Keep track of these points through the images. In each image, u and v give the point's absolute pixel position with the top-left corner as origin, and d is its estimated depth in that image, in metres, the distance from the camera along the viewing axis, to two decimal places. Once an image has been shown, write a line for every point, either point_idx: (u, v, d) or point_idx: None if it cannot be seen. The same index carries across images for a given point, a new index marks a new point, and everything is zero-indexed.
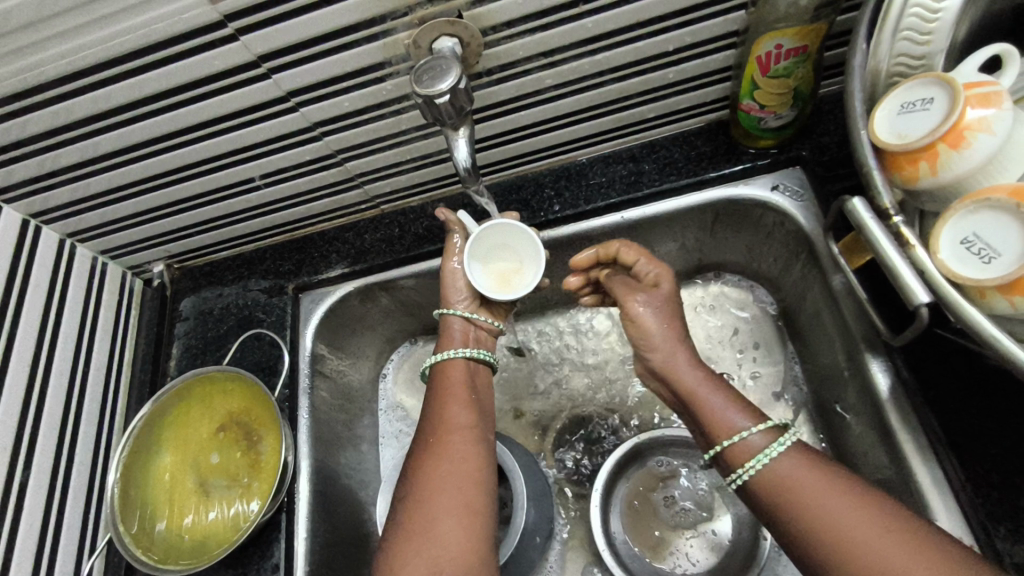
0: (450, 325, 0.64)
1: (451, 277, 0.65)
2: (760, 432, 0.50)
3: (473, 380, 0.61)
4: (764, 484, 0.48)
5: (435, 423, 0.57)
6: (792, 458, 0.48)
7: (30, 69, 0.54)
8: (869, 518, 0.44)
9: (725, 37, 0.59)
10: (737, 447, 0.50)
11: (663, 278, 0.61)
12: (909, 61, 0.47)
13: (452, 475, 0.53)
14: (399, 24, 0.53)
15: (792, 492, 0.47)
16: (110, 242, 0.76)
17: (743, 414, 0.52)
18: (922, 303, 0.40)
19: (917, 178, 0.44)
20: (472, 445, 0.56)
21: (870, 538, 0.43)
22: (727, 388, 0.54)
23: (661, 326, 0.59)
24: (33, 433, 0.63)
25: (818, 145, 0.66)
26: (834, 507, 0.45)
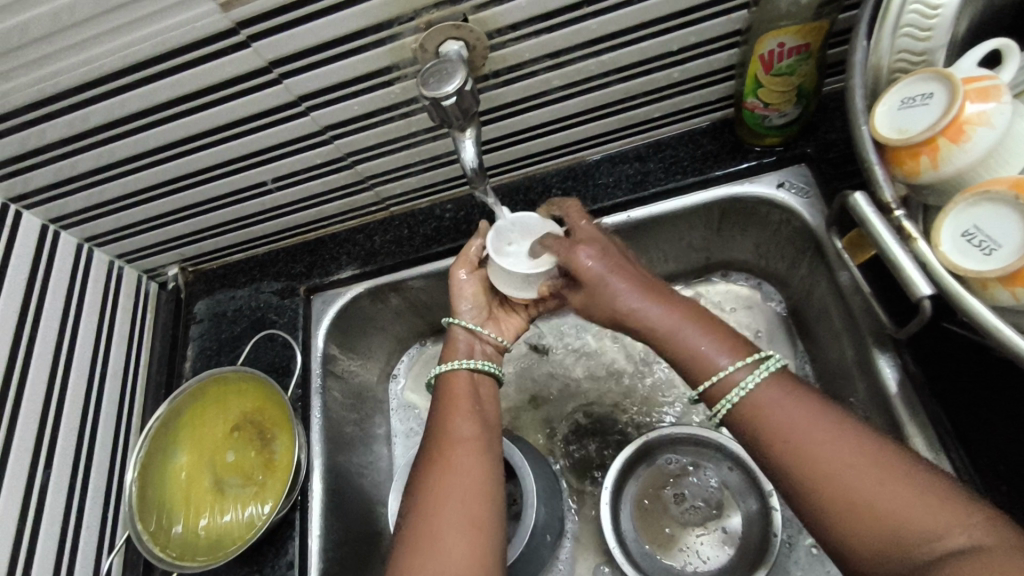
0: (455, 336, 0.64)
1: (460, 290, 0.66)
2: (742, 366, 0.49)
3: (478, 393, 0.60)
4: (751, 423, 0.48)
5: (441, 436, 0.57)
6: (775, 392, 0.48)
7: (48, 79, 0.55)
8: (857, 460, 0.44)
9: (729, 36, 0.60)
10: (721, 382, 0.50)
11: (579, 249, 0.56)
12: (910, 56, 0.47)
13: (458, 490, 0.53)
14: (406, 28, 0.54)
15: (782, 436, 0.46)
16: (126, 246, 0.78)
17: (724, 349, 0.51)
18: (924, 295, 0.40)
19: (919, 172, 0.44)
20: (478, 458, 0.55)
21: (859, 481, 0.43)
22: (706, 322, 0.52)
23: (616, 273, 0.55)
24: (54, 432, 0.65)
25: (824, 142, 0.66)
26: (822, 449, 0.45)
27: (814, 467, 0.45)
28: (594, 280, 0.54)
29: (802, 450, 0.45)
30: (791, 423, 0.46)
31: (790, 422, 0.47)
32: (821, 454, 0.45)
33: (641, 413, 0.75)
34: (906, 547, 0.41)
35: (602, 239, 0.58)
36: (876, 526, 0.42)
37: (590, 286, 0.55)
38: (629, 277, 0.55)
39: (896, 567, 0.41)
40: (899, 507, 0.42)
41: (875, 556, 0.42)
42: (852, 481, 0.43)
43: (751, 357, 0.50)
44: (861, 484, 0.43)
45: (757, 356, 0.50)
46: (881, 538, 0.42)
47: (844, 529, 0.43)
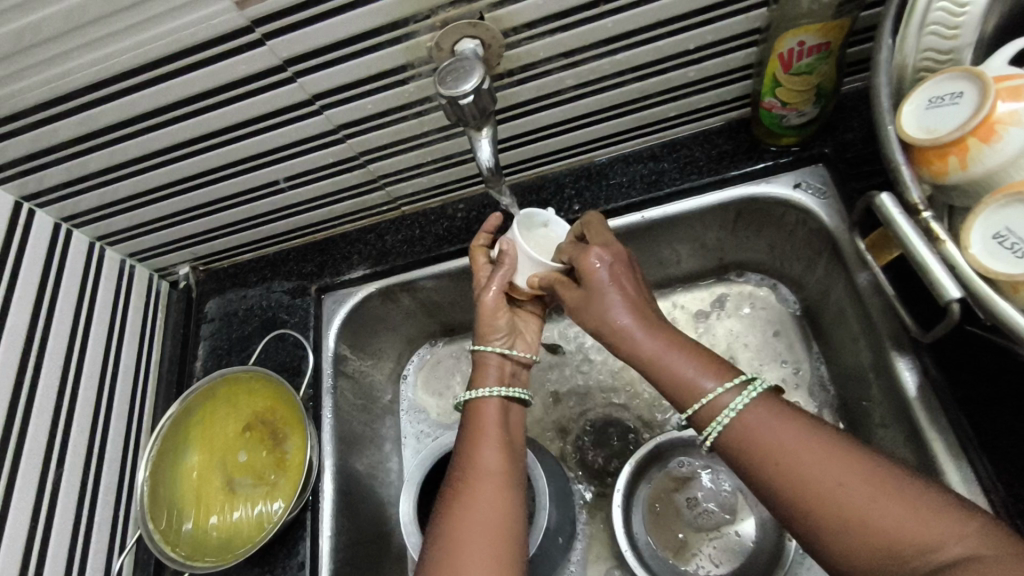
0: (486, 363, 0.62)
1: (490, 311, 0.63)
2: (729, 388, 0.48)
3: (506, 421, 0.59)
4: (740, 444, 0.47)
5: (468, 467, 0.55)
6: (761, 413, 0.47)
7: (61, 78, 0.55)
8: (848, 478, 0.43)
9: (747, 35, 0.59)
10: (710, 405, 0.48)
11: (591, 253, 0.57)
12: (935, 56, 0.47)
13: (482, 525, 0.52)
14: (421, 26, 0.54)
15: (772, 456, 0.45)
16: (137, 245, 0.78)
17: (709, 373, 0.50)
18: (951, 298, 0.40)
19: (947, 173, 0.43)
20: (501, 492, 0.54)
21: (849, 497, 0.42)
22: (691, 348, 0.51)
23: (614, 284, 0.56)
24: (66, 431, 0.65)
25: (842, 142, 0.65)
26: (812, 467, 0.44)
27: (806, 487, 0.43)
28: (596, 285, 0.55)
29: (792, 469, 0.44)
30: (779, 442, 0.45)
31: (777, 442, 0.45)
32: (810, 473, 0.44)
33: (653, 415, 0.74)
34: (901, 564, 0.40)
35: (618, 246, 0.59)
36: (869, 542, 0.41)
37: (589, 291, 0.56)
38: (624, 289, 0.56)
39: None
40: (891, 521, 0.41)
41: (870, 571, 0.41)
42: (843, 498, 0.42)
43: (736, 379, 0.49)
44: (852, 501, 0.42)
45: (742, 378, 0.49)
46: (876, 554, 0.41)
47: (837, 546, 0.42)
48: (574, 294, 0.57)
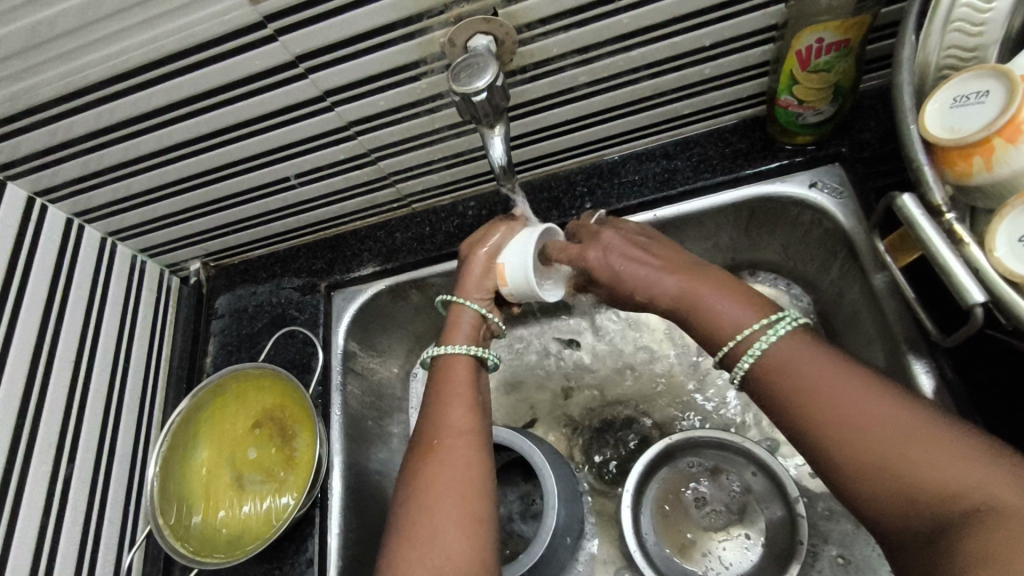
0: (461, 316, 0.61)
1: (479, 269, 0.61)
2: (761, 327, 0.49)
3: (476, 382, 0.58)
4: (773, 379, 0.48)
5: (437, 427, 0.55)
6: (798, 355, 0.47)
7: (74, 73, 0.55)
8: (883, 423, 0.43)
9: (765, 31, 0.58)
10: (736, 348, 0.50)
11: (589, 250, 0.60)
12: (960, 53, 0.47)
13: (454, 483, 0.51)
14: (434, 22, 0.53)
15: (805, 391, 0.46)
16: (149, 241, 0.78)
17: (751, 312, 0.50)
18: (976, 302, 0.39)
19: (971, 174, 0.43)
20: (470, 451, 0.54)
21: (886, 438, 0.42)
22: (724, 287, 0.53)
23: (624, 259, 0.58)
24: (77, 426, 0.65)
25: (858, 141, 0.64)
26: (849, 405, 0.44)
27: (840, 424, 0.44)
28: (611, 273, 0.59)
29: (826, 407, 0.45)
30: (815, 378, 0.46)
31: (815, 378, 0.46)
32: (847, 410, 0.44)
33: (664, 415, 0.73)
34: (933, 506, 0.40)
35: (610, 227, 0.61)
36: (899, 482, 0.41)
37: (606, 281, 0.59)
38: (644, 263, 0.57)
39: (916, 524, 0.41)
40: (926, 464, 0.41)
41: (894, 511, 0.42)
42: (880, 445, 0.42)
43: (765, 319, 0.49)
44: (887, 445, 0.42)
45: (773, 317, 0.50)
46: (902, 495, 0.41)
47: (863, 484, 0.43)
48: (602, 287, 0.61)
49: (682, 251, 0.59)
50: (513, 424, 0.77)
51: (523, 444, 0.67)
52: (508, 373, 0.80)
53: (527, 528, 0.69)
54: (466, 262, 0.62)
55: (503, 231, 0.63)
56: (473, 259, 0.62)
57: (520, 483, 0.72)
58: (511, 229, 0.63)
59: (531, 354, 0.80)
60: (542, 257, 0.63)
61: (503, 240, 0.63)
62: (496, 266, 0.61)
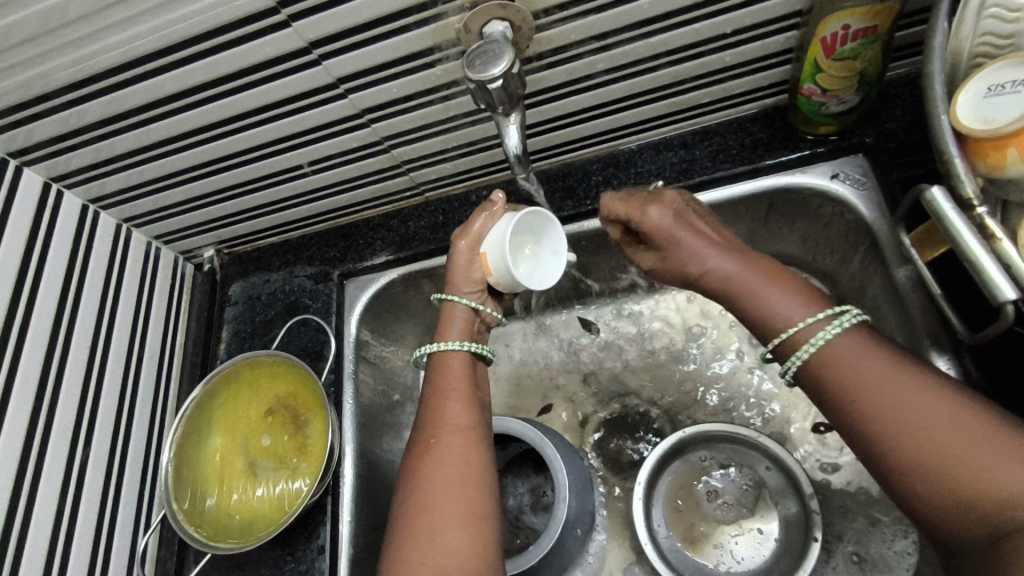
0: (453, 312, 0.60)
1: (463, 263, 0.60)
2: (816, 321, 0.48)
3: (473, 375, 0.58)
4: (823, 375, 0.47)
5: (434, 424, 0.55)
6: (850, 346, 0.47)
7: (88, 59, 0.55)
8: (941, 426, 0.42)
9: (789, 18, 0.57)
10: (795, 336, 0.49)
11: (650, 207, 0.59)
12: (994, 40, 0.45)
13: (453, 479, 0.51)
14: (450, 8, 0.52)
15: (858, 388, 0.45)
16: (163, 228, 0.78)
17: (802, 301, 0.50)
18: (1007, 299, 0.38)
19: (1004, 166, 0.41)
20: (471, 446, 0.54)
21: (933, 441, 0.41)
22: (778, 277, 0.52)
23: (687, 226, 0.57)
24: (93, 411, 0.65)
25: (883, 132, 0.63)
26: (897, 405, 0.43)
27: (892, 428, 0.43)
28: (671, 235, 0.57)
29: (882, 407, 0.44)
30: (861, 374, 0.45)
31: (862, 374, 0.45)
32: (904, 411, 0.43)
33: (678, 406, 0.73)
34: (986, 509, 0.39)
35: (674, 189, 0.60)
36: (948, 487, 0.40)
37: (663, 241, 0.58)
38: (700, 239, 0.56)
39: (969, 526, 0.40)
40: (974, 468, 0.40)
41: (950, 515, 0.41)
42: (936, 449, 0.41)
43: (828, 311, 0.48)
44: (942, 449, 0.41)
45: (831, 311, 0.49)
46: (950, 498, 0.40)
47: (917, 486, 0.42)
48: (659, 253, 0.59)
49: (724, 230, 0.58)
50: (524, 415, 0.77)
51: (535, 436, 0.66)
52: (521, 363, 0.79)
53: (538, 520, 0.69)
54: (450, 258, 0.61)
55: (485, 218, 0.61)
56: (456, 253, 0.61)
57: (531, 475, 0.72)
58: (490, 214, 0.61)
59: (545, 345, 0.79)
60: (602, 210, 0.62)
61: (485, 227, 0.61)
62: (479, 256, 0.60)
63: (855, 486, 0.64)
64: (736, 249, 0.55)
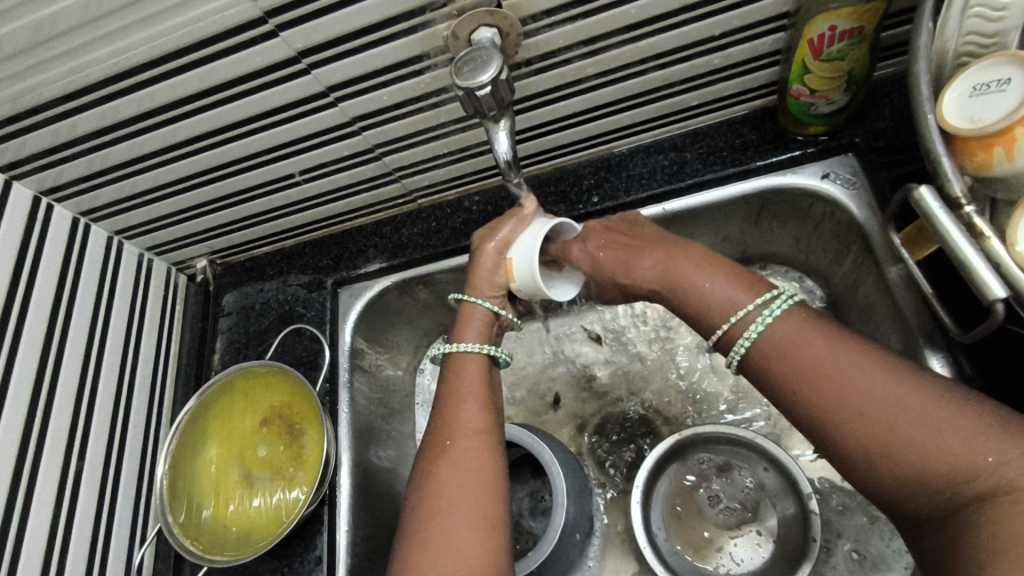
0: (472, 314, 0.60)
1: (487, 267, 0.60)
2: (755, 308, 0.49)
3: (490, 381, 0.58)
4: (769, 361, 0.48)
5: (448, 426, 0.55)
6: (805, 334, 0.47)
7: (75, 72, 0.55)
8: (905, 409, 0.42)
9: (776, 20, 0.57)
10: (730, 331, 0.50)
11: (575, 246, 0.62)
12: (979, 40, 0.45)
13: (466, 483, 0.51)
14: (438, 15, 0.52)
15: (820, 377, 0.45)
16: (155, 239, 0.78)
17: (741, 290, 0.50)
18: (997, 298, 0.38)
19: (991, 165, 0.42)
20: (485, 450, 0.53)
21: (894, 424, 0.42)
22: (714, 267, 0.53)
23: (612, 258, 0.60)
24: (87, 425, 0.65)
25: (872, 131, 0.63)
26: (861, 392, 0.43)
27: (842, 406, 0.44)
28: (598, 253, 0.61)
29: (844, 394, 0.44)
30: (809, 356, 0.46)
31: (825, 362, 0.45)
32: (868, 397, 0.43)
33: (675, 410, 0.73)
34: (948, 487, 0.40)
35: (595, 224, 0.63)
36: (915, 474, 0.41)
37: (593, 273, 0.61)
38: (621, 251, 0.60)
39: (933, 504, 0.41)
40: (937, 450, 0.40)
41: (914, 494, 0.41)
42: (899, 433, 0.41)
43: (761, 298, 0.49)
44: (906, 432, 0.41)
45: (768, 295, 0.49)
46: (916, 481, 0.41)
47: (882, 470, 0.42)
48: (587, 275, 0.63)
49: (657, 229, 0.60)
50: (521, 421, 0.76)
51: (533, 442, 0.66)
52: (517, 369, 0.79)
53: (536, 525, 0.69)
54: (474, 259, 0.61)
55: (513, 224, 0.61)
56: (481, 255, 0.60)
57: (529, 480, 0.71)
58: (518, 223, 0.61)
59: (540, 350, 0.79)
60: (547, 253, 0.63)
61: (512, 234, 0.61)
62: (504, 262, 0.60)
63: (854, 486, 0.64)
64: (665, 245, 0.57)
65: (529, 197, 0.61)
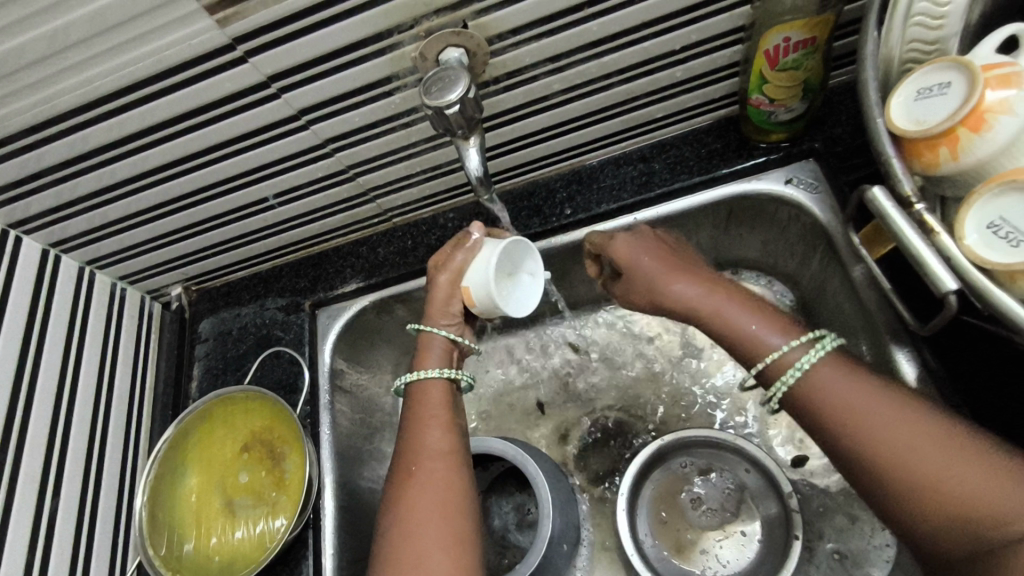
0: (432, 343, 0.60)
1: (441, 297, 0.59)
2: (796, 347, 0.51)
3: (452, 402, 0.58)
4: (800, 399, 0.50)
5: (414, 451, 0.55)
6: (836, 373, 0.49)
7: (43, 103, 0.55)
8: (930, 450, 0.44)
9: (733, 33, 0.59)
10: (777, 362, 0.51)
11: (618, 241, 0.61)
12: (922, 46, 0.47)
13: (434, 504, 0.52)
14: (406, 37, 0.53)
15: (847, 417, 0.47)
16: (129, 268, 0.77)
17: (776, 331, 0.52)
18: (950, 290, 0.40)
19: (938, 164, 0.44)
20: (450, 470, 0.54)
21: (926, 465, 0.43)
22: (752, 307, 0.54)
23: (656, 260, 0.59)
24: (62, 459, 0.64)
25: (831, 136, 0.65)
26: (888, 432, 0.45)
27: (872, 446, 0.46)
28: (631, 262, 0.60)
29: (871, 434, 0.46)
30: (848, 398, 0.47)
31: (851, 403, 0.47)
32: (893, 437, 0.45)
33: (655, 416, 0.74)
34: (977, 528, 0.41)
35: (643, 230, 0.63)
36: (943, 513, 0.42)
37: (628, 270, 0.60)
38: (662, 260, 0.59)
39: (963, 545, 0.42)
40: (962, 490, 0.42)
41: (944, 534, 0.43)
42: (924, 473, 0.43)
43: (805, 337, 0.51)
44: (930, 471, 0.43)
45: (811, 336, 0.51)
46: (946, 521, 0.42)
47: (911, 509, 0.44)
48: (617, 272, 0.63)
49: (694, 258, 0.62)
50: (504, 434, 0.77)
51: (516, 454, 0.66)
52: (498, 383, 0.79)
53: (523, 538, 0.69)
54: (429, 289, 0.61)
55: (463, 250, 0.60)
56: (435, 286, 0.60)
57: (515, 493, 0.71)
58: (468, 249, 0.60)
59: (521, 363, 0.80)
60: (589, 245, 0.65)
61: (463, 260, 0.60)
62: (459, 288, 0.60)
63: (832, 482, 0.65)
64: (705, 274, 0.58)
65: (472, 223, 0.61)
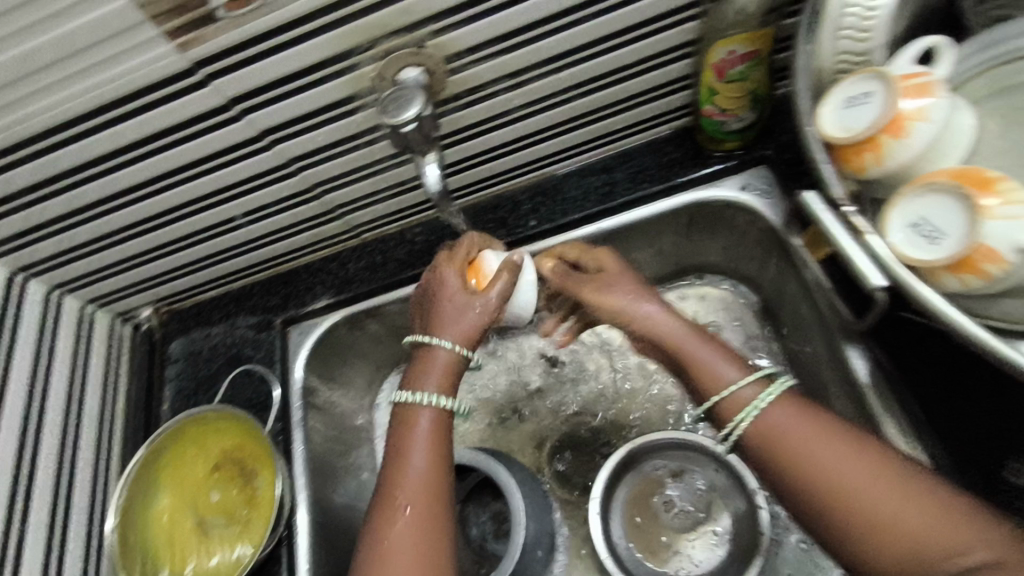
0: (440, 358, 0.57)
1: (472, 319, 0.58)
2: (749, 384, 0.52)
3: (440, 426, 0.56)
4: (758, 438, 0.50)
5: (394, 480, 0.54)
6: (789, 415, 0.50)
7: (8, 127, 0.56)
8: (880, 489, 0.45)
9: (682, 47, 0.62)
10: (731, 399, 0.52)
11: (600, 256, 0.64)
12: (851, 58, 0.50)
13: (408, 542, 0.51)
14: (364, 58, 0.55)
15: (801, 458, 0.48)
16: (97, 290, 0.77)
17: (733, 366, 0.54)
18: (876, 286, 0.44)
19: (864, 168, 0.47)
20: (428, 502, 0.53)
21: (876, 504, 0.45)
22: (713, 342, 0.56)
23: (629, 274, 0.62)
24: (31, 485, 0.64)
25: (781, 143, 0.68)
26: (841, 472, 0.47)
27: (826, 485, 0.47)
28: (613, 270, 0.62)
29: (825, 473, 0.47)
30: (803, 440, 0.48)
31: (806, 443, 0.48)
32: (845, 476, 0.46)
33: (625, 421, 0.75)
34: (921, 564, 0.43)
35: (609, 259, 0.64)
36: (892, 550, 0.44)
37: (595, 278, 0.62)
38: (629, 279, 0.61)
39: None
40: (910, 528, 0.44)
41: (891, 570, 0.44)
42: (875, 512, 0.45)
43: (757, 375, 0.52)
44: (880, 510, 0.45)
45: (763, 374, 0.53)
46: (893, 558, 0.44)
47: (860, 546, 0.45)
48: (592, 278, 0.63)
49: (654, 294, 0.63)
50: (478, 444, 0.78)
51: (489, 463, 0.67)
52: (471, 394, 0.80)
53: (499, 547, 0.70)
54: (457, 305, 0.59)
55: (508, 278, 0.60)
56: (472, 307, 0.58)
57: (491, 502, 0.72)
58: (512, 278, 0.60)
59: (493, 373, 0.81)
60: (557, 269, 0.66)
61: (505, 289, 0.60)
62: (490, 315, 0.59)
63: None
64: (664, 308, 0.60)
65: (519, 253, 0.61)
